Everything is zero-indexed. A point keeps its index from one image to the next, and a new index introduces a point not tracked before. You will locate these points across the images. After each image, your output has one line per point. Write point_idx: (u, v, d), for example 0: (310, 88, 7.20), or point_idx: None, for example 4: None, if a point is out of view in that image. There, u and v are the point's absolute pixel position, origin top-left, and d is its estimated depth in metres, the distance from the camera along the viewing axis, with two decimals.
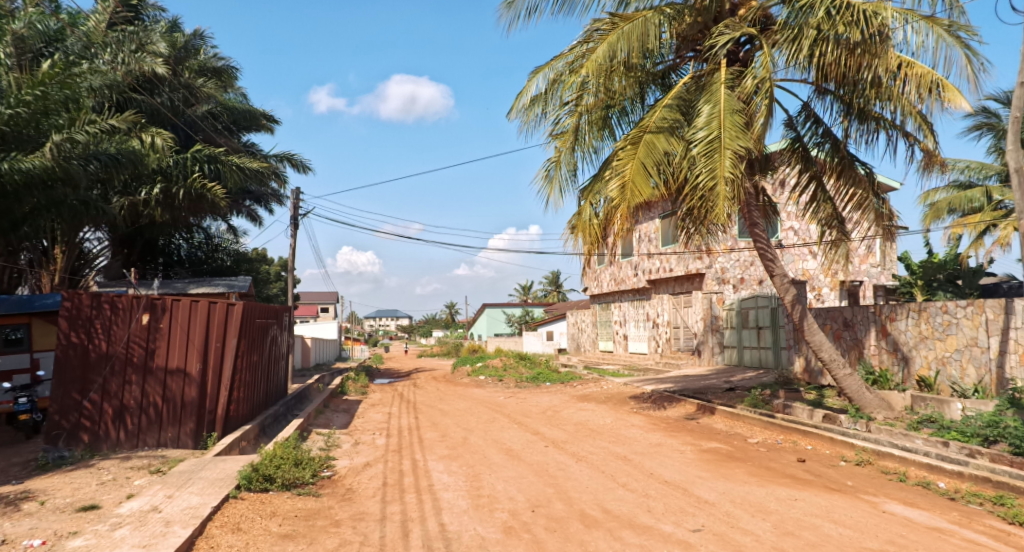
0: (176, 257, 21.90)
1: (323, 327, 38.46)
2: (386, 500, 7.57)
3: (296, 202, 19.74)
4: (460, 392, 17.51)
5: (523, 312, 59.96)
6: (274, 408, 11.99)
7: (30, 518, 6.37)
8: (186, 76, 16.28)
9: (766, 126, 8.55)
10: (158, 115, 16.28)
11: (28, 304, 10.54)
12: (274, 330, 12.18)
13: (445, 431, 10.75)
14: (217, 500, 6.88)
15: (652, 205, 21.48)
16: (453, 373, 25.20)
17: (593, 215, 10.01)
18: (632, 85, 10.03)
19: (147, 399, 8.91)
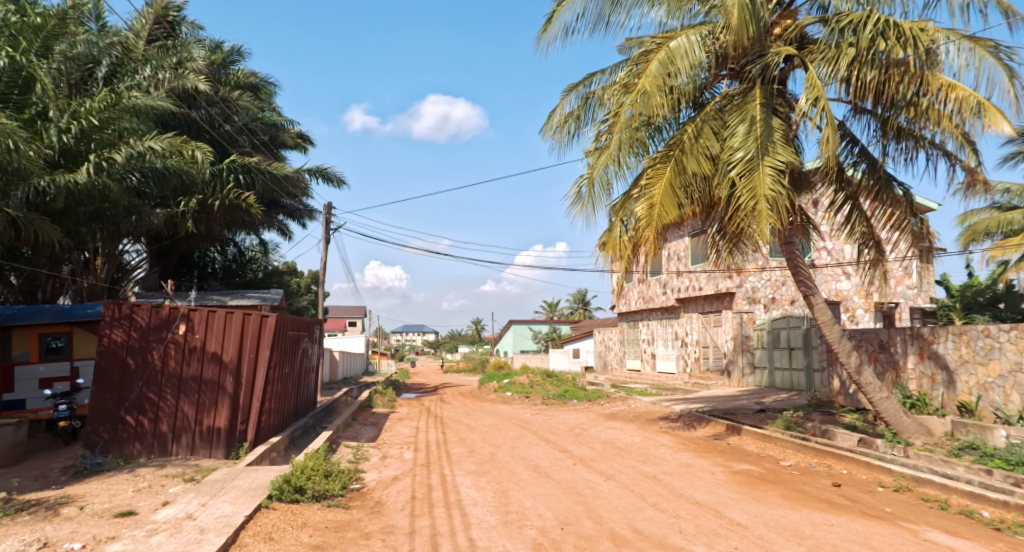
0: (210, 269, 22.21)
1: (352, 341, 38.82)
2: (416, 514, 7.70)
3: (328, 216, 19.95)
4: (487, 408, 17.51)
5: (551, 328, 59.80)
6: (305, 420, 12.05)
7: (71, 522, 6.80)
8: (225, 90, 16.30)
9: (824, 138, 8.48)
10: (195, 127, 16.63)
11: (69, 313, 10.62)
12: (306, 342, 12.36)
13: (472, 447, 10.69)
14: (249, 509, 7.11)
15: (680, 224, 21.34)
16: (479, 388, 25.27)
17: (624, 232, 9.94)
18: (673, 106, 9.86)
19: (179, 411, 9.06)
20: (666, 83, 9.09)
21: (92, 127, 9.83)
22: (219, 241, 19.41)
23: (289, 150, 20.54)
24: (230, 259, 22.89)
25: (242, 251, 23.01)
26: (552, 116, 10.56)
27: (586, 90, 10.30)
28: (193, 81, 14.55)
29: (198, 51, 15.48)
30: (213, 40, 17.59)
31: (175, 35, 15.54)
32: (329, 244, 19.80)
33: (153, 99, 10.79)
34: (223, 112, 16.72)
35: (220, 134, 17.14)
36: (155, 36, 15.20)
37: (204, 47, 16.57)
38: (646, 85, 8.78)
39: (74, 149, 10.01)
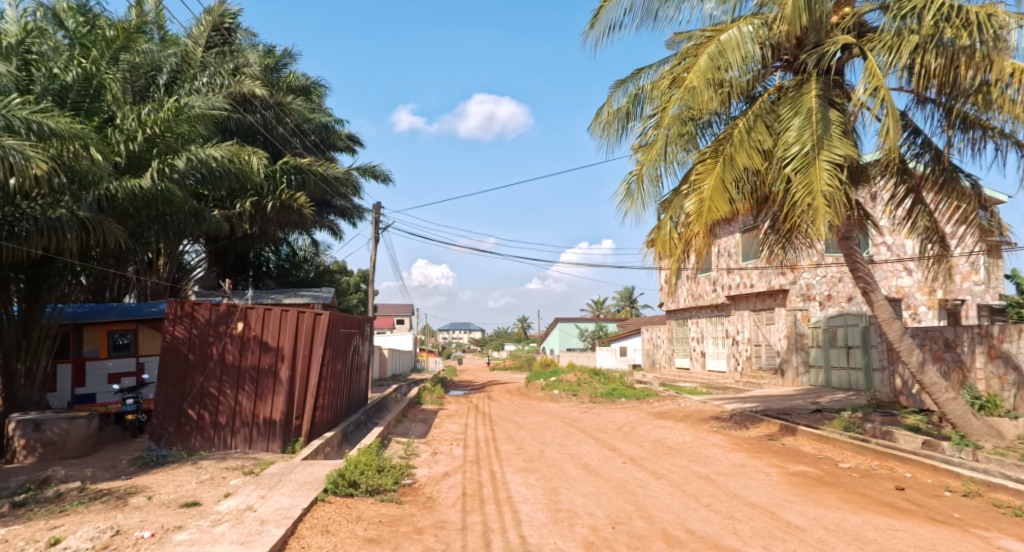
0: (265, 268, 22.89)
1: (400, 339, 39.41)
2: (467, 510, 7.77)
3: (377, 216, 20.30)
4: (535, 405, 17.55)
5: (597, 327, 59.39)
6: (357, 416, 12.30)
7: (140, 511, 7.11)
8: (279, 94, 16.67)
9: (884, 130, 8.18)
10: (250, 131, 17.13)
11: (134, 312, 11.09)
12: (357, 339, 12.61)
13: (522, 444, 10.72)
14: (306, 502, 7.31)
15: (731, 220, 20.89)
16: (526, 386, 25.35)
17: (674, 228, 9.76)
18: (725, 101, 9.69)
19: (239, 406, 9.37)
20: (716, 77, 8.91)
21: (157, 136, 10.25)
22: (273, 241, 19.97)
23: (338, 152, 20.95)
24: (284, 259, 23.54)
25: (294, 251, 23.60)
26: (600, 112, 10.49)
27: (635, 85, 10.20)
28: (249, 87, 15.05)
29: (253, 56, 16.04)
30: (266, 46, 18.11)
31: (232, 41, 16.05)
32: (378, 243, 20.15)
33: (212, 106, 11.19)
34: (276, 116, 16.97)
35: (274, 136, 17.63)
36: (213, 43, 15.72)
37: (259, 52, 17.09)
38: (695, 79, 8.64)
39: (140, 156, 10.44)
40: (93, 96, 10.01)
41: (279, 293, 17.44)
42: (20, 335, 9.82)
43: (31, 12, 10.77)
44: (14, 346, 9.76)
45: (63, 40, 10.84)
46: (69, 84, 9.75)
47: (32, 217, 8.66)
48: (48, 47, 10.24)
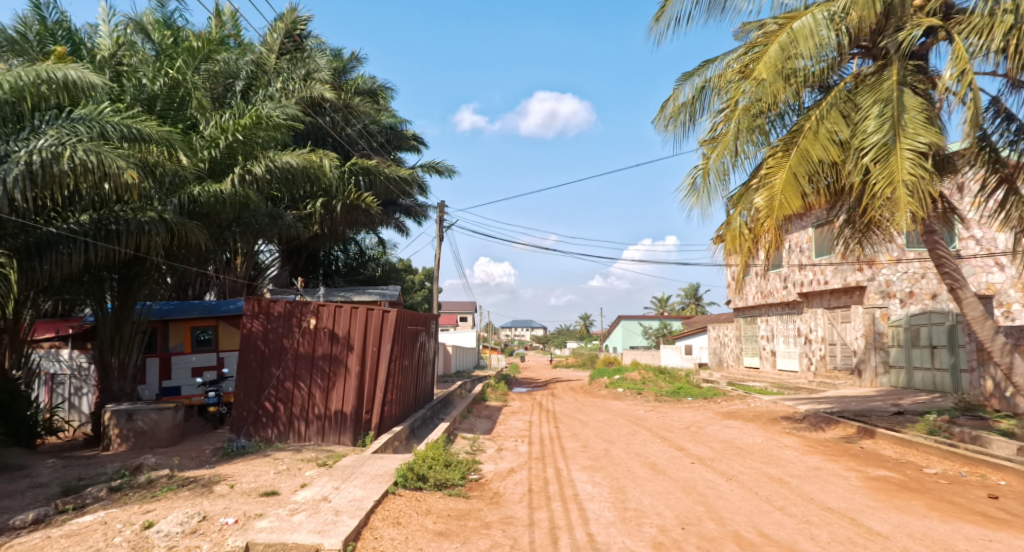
0: (334, 267, 23.63)
1: (464, 336, 39.95)
2: (534, 506, 7.81)
3: (441, 214, 20.62)
4: (599, 403, 17.44)
5: (661, 325, 58.41)
6: (423, 411, 12.55)
7: (224, 498, 7.49)
8: (347, 97, 17.14)
9: (973, 116, 7.71)
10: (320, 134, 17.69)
11: (215, 308, 11.67)
12: (423, 336, 12.87)
13: (587, 442, 10.68)
14: (378, 494, 7.51)
15: (804, 214, 20.13)
16: (589, 384, 25.26)
17: (744, 223, 9.47)
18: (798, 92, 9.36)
19: (312, 399, 9.72)
20: (788, 66, 8.60)
21: (237, 142, 10.78)
22: (341, 240, 20.60)
23: (404, 152, 21.35)
24: (352, 258, 24.24)
25: (361, 250, 24.27)
26: (666, 106, 10.33)
27: (702, 78, 9.97)
28: (319, 90, 15.56)
29: (322, 61, 16.51)
30: (335, 50, 18.67)
31: (303, 47, 16.61)
32: (442, 241, 20.47)
33: (288, 113, 11.66)
34: (345, 117, 17.56)
35: (342, 138, 18.15)
36: (286, 49, 16.31)
37: (329, 57, 17.64)
38: (765, 70, 8.36)
39: (221, 162, 11.01)
40: (179, 105, 10.66)
41: (347, 290, 17.97)
42: (113, 331, 10.49)
43: (123, 26, 11.53)
44: (108, 341, 10.45)
45: (151, 52, 11.55)
46: (156, 93, 10.42)
47: (126, 218, 9.31)
48: (138, 59, 10.94)
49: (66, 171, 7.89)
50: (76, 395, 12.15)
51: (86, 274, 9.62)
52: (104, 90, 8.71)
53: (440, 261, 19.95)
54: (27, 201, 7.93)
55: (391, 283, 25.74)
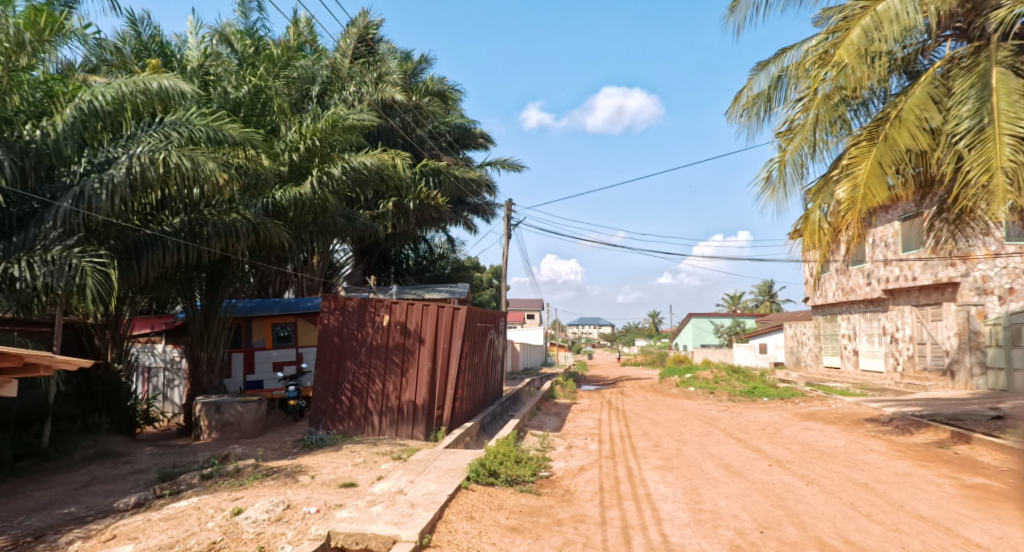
0: (405, 265, 24.21)
1: (532, 333, 40.17)
2: (606, 505, 7.77)
3: (509, 212, 20.76)
4: (669, 402, 17.16)
5: (734, 323, 56.74)
6: (493, 408, 12.68)
7: (306, 488, 7.81)
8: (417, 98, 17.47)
9: None
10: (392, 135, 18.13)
11: (294, 307, 12.17)
12: (492, 333, 13.02)
13: (658, 441, 10.53)
14: (451, 488, 7.65)
15: (889, 207, 19.08)
16: (660, 382, 24.88)
17: (823, 217, 9.08)
18: (884, 78, 8.89)
19: (386, 394, 10.01)
20: (872, 52, 8.14)
21: (316, 145, 11.27)
22: (412, 239, 21.06)
23: (471, 151, 21.60)
24: (422, 256, 24.77)
25: (431, 248, 24.76)
26: (739, 97, 10.01)
27: (778, 67, 9.60)
28: (390, 93, 15.97)
29: (394, 65, 16.96)
30: (404, 53, 19.09)
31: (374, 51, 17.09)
32: (510, 239, 20.61)
33: (362, 116, 12.02)
34: (415, 119, 17.89)
35: (413, 139, 18.51)
36: (359, 53, 16.81)
37: (399, 60, 18.07)
38: (846, 56, 7.96)
39: (301, 166, 11.51)
40: (261, 111, 11.23)
41: (418, 288, 18.36)
42: (202, 327, 11.08)
43: (209, 38, 12.18)
44: (198, 336, 11.06)
45: (235, 60, 12.13)
46: (240, 100, 10.99)
47: (213, 221, 9.86)
48: (223, 68, 11.51)
49: (161, 174, 8.46)
50: (169, 386, 12.96)
51: (178, 274, 10.22)
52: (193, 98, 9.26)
53: (508, 258, 20.09)
54: (127, 204, 8.53)
55: (459, 280, 26.14)
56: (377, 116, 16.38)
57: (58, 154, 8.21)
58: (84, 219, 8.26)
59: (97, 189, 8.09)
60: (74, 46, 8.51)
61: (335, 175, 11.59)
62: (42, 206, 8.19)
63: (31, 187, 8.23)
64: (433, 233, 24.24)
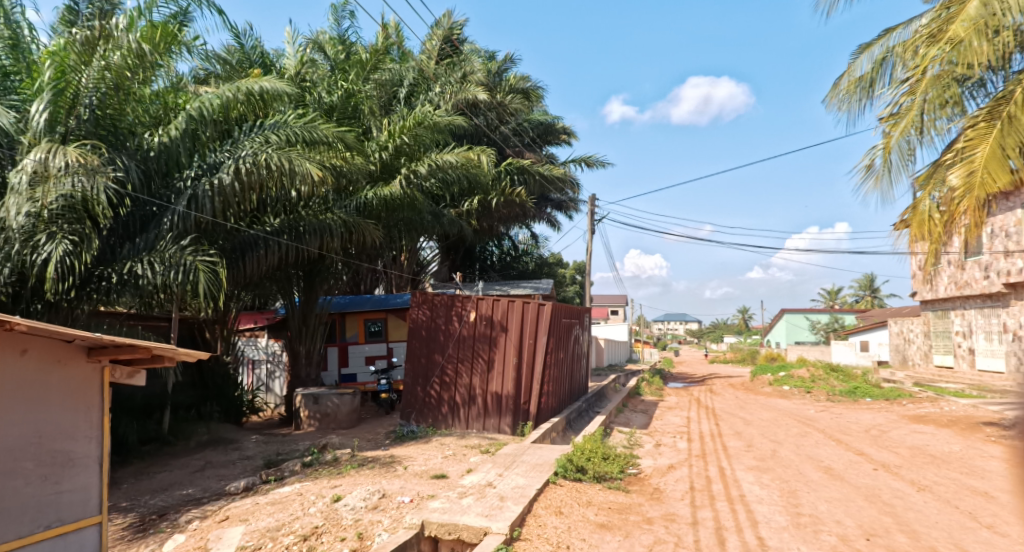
0: (489, 261, 24.61)
1: (617, 329, 39.78)
2: (697, 505, 7.60)
3: (592, 207, 20.64)
4: (762, 401, 16.53)
5: (831, 319, 53.82)
6: (579, 404, 12.66)
7: (400, 478, 8.11)
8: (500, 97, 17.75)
9: None
10: (476, 135, 18.48)
11: (385, 303, 12.65)
12: (577, 330, 13.01)
13: (752, 442, 10.18)
14: (539, 483, 7.72)
15: (1011, 193, 17.50)
16: (751, 380, 24.01)
17: (934, 206, 8.45)
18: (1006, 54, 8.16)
19: (473, 389, 10.22)
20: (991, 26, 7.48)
21: (405, 144, 11.73)
22: (496, 235, 21.37)
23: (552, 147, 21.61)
24: (506, 252, 25.10)
25: (515, 244, 25.06)
26: (839, 82, 9.49)
27: (883, 48, 9.03)
28: (474, 92, 16.28)
29: (478, 65, 17.31)
30: (488, 52, 19.39)
31: (457, 52, 17.44)
32: (594, 235, 20.49)
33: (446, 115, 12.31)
34: (499, 116, 18.22)
35: (496, 137, 18.74)
36: (443, 55, 17.22)
37: (483, 59, 18.37)
38: (961, 32, 7.38)
39: (391, 166, 11.91)
40: (353, 113, 11.87)
41: (504, 284, 18.59)
42: (301, 321, 11.69)
43: (305, 47, 12.83)
44: (297, 331, 11.70)
45: (327, 66, 12.72)
46: (333, 104, 11.63)
47: (310, 221, 10.37)
48: (318, 74, 12.10)
49: (263, 176, 9.01)
50: (271, 378, 13.80)
51: (280, 273, 10.83)
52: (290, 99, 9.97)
53: (591, 253, 19.99)
54: (233, 206, 9.16)
55: (543, 276, 26.28)
56: (462, 115, 16.72)
57: (172, 160, 8.95)
58: (196, 222, 8.89)
59: (207, 192, 8.77)
60: (186, 57, 9.19)
61: (422, 173, 11.92)
62: (161, 208, 8.87)
63: (153, 191, 8.97)
64: (517, 229, 24.52)
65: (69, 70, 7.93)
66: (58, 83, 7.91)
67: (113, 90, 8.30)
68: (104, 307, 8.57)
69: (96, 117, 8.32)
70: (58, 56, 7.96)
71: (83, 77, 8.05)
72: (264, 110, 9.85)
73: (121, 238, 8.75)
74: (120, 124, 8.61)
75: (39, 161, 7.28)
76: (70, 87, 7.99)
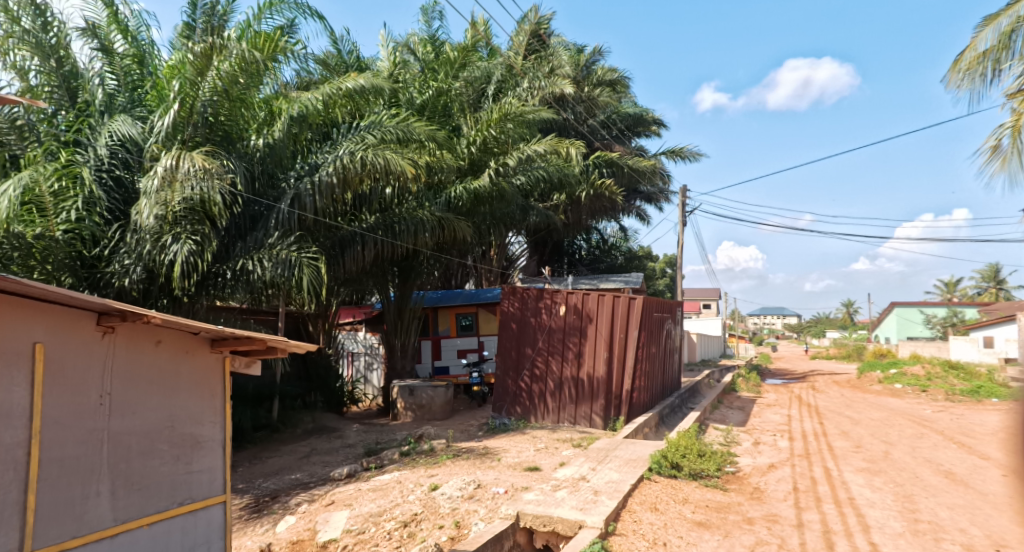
0: (578, 255, 24.60)
1: (710, 324, 38.61)
2: (801, 506, 7.28)
3: (684, 198, 20.14)
4: (872, 400, 15.57)
5: (948, 313, 49.76)
6: (672, 399, 12.42)
7: (494, 470, 8.27)
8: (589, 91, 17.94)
9: None
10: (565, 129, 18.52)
11: (476, 297, 12.96)
12: (670, 324, 12.73)
13: (861, 442, 9.62)
14: (634, 478, 7.64)
15: None
16: (858, 378, 22.66)
17: None
18: None
19: (564, 382, 10.26)
20: None
21: (492, 137, 11.83)
22: (585, 229, 21.33)
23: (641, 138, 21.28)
24: (595, 246, 25.02)
25: (604, 238, 24.94)
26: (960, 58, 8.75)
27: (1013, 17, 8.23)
28: (562, 86, 16.30)
29: (565, 58, 17.35)
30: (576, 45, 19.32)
31: (544, 47, 17.49)
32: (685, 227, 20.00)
33: (534, 108, 12.38)
34: (588, 109, 18.24)
35: (585, 129, 18.64)
36: (530, 50, 17.34)
37: (571, 52, 18.33)
38: None
39: (479, 160, 12.13)
40: (443, 111, 12.23)
41: (593, 278, 18.50)
42: (395, 316, 12.22)
43: (399, 49, 13.28)
44: (392, 324, 12.20)
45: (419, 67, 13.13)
46: (423, 103, 12.00)
47: (404, 217, 10.71)
48: (410, 75, 12.50)
49: (359, 172, 9.37)
50: (369, 369, 14.44)
51: (377, 268, 11.31)
52: (380, 93, 10.26)
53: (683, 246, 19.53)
54: (332, 203, 9.65)
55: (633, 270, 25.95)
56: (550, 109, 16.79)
57: (276, 159, 9.57)
58: (300, 220, 9.42)
59: (308, 190, 9.28)
60: (290, 63, 9.70)
61: (510, 166, 12.06)
62: (268, 207, 9.47)
63: (259, 191, 9.55)
64: (606, 223, 24.37)
65: (188, 82, 8.56)
66: (180, 95, 8.57)
67: (225, 97, 8.87)
68: (219, 301, 9.40)
69: (211, 123, 8.94)
70: (180, 70, 8.65)
71: (201, 88, 8.66)
72: (359, 107, 10.34)
73: (234, 238, 9.34)
74: (231, 131, 9.23)
75: (169, 166, 7.91)
76: (190, 98, 8.62)
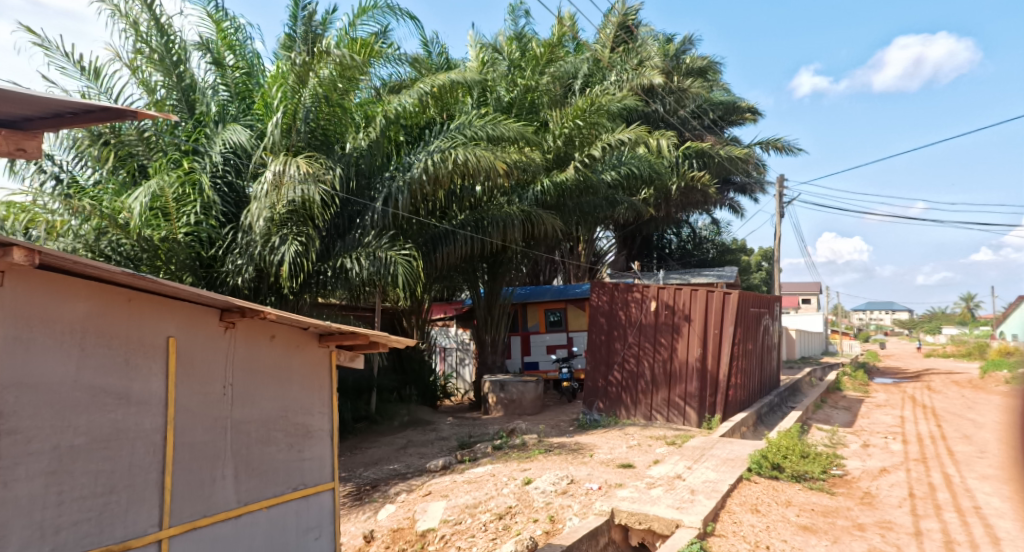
0: (667, 250, 24.17)
1: (809, 320, 36.75)
2: (919, 514, 6.83)
3: (780, 188, 19.30)
4: (999, 402, 14.32)
5: None
6: (771, 398, 11.95)
7: (587, 466, 8.27)
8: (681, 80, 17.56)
9: None
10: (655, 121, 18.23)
11: (564, 293, 12.99)
12: (767, 320, 12.23)
13: (986, 448, 8.89)
14: (732, 478, 7.42)
15: None
16: (979, 378, 20.90)
17: None
18: None
19: (656, 379, 10.10)
20: None
21: (576, 129, 11.87)
22: (675, 223, 20.90)
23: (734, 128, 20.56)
24: (685, 240, 24.52)
25: (695, 231, 24.42)
26: None
27: None
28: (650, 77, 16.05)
29: (654, 50, 17.07)
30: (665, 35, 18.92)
31: (632, 38, 17.25)
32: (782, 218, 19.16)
33: (621, 99, 12.30)
34: (679, 99, 17.87)
35: (675, 120, 18.22)
36: (618, 43, 17.16)
37: (659, 42, 17.98)
38: None
39: (564, 153, 12.18)
40: (530, 107, 12.33)
41: (684, 273, 18.08)
42: (486, 311, 12.40)
43: (488, 49, 13.50)
44: (483, 320, 12.41)
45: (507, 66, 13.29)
46: (511, 101, 12.22)
47: (494, 214, 10.86)
48: (498, 74, 12.69)
49: (450, 170, 9.58)
50: (461, 364, 14.81)
51: (467, 265, 11.58)
52: (470, 84, 10.53)
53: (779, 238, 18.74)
54: (422, 200, 9.93)
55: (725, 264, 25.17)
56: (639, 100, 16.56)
57: (371, 160, 9.97)
58: (394, 218, 9.81)
59: (400, 188, 9.53)
60: (383, 67, 10.10)
61: (595, 157, 12.16)
62: (363, 207, 9.87)
63: (355, 192, 9.98)
64: (697, 216, 23.80)
65: (291, 91, 9.17)
66: (287, 104, 9.13)
67: (325, 103, 9.32)
68: (321, 297, 9.92)
69: (312, 129, 9.45)
70: (285, 82, 9.24)
71: (303, 96, 9.18)
72: (448, 104, 10.68)
73: (333, 237, 9.79)
74: (331, 135, 9.71)
75: (276, 172, 8.41)
76: (296, 106, 9.17)
